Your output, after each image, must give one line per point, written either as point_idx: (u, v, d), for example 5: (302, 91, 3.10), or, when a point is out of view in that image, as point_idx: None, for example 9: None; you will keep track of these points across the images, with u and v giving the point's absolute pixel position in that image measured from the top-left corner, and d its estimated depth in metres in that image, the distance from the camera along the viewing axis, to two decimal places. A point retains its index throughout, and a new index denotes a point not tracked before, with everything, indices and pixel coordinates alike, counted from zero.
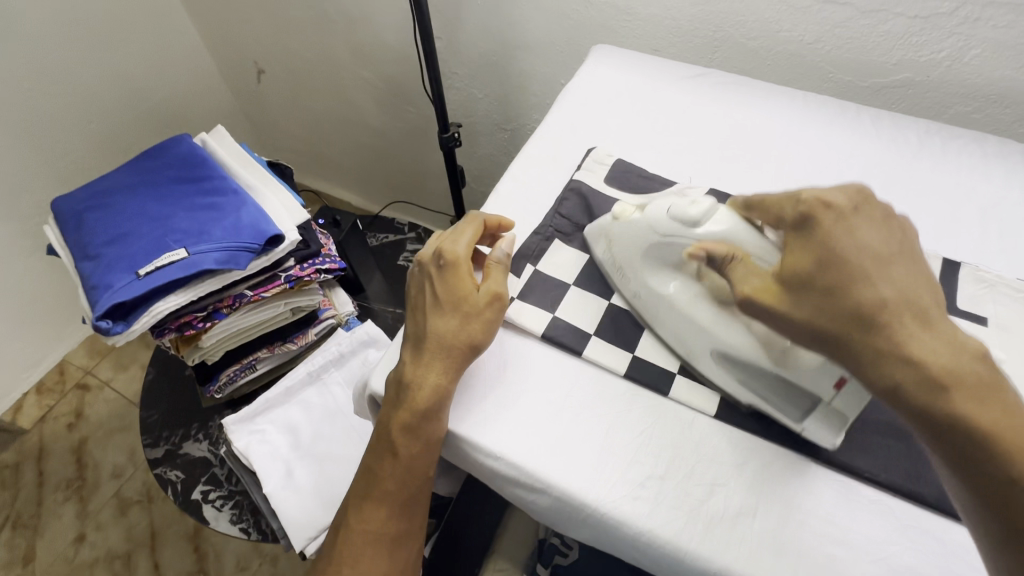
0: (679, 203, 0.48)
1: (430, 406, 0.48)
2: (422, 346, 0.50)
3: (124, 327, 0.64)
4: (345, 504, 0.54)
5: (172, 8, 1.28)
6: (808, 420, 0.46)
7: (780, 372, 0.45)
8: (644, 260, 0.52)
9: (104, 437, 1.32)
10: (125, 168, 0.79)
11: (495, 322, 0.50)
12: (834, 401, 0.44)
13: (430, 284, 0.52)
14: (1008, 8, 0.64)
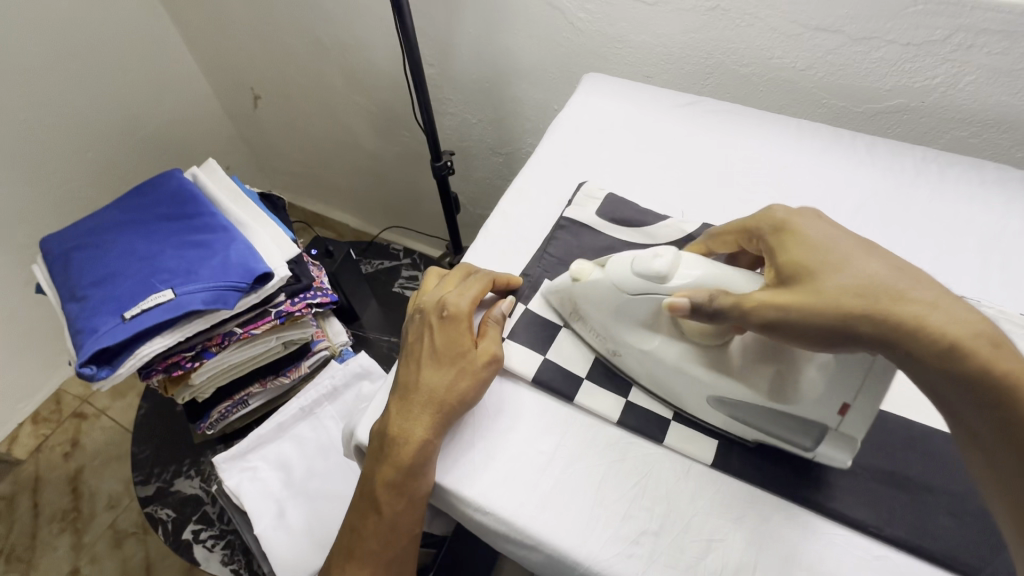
0: (641, 261, 0.46)
1: (416, 466, 0.46)
2: (414, 401, 0.48)
3: (109, 371, 0.63)
4: (329, 562, 0.53)
5: (168, 37, 1.29)
6: (817, 445, 0.44)
7: (782, 406, 0.44)
8: (619, 321, 0.49)
9: (101, 466, 1.31)
10: (115, 205, 0.79)
11: (489, 383, 0.49)
12: (841, 428, 0.43)
13: (429, 333, 0.51)
14: (1002, 35, 0.63)
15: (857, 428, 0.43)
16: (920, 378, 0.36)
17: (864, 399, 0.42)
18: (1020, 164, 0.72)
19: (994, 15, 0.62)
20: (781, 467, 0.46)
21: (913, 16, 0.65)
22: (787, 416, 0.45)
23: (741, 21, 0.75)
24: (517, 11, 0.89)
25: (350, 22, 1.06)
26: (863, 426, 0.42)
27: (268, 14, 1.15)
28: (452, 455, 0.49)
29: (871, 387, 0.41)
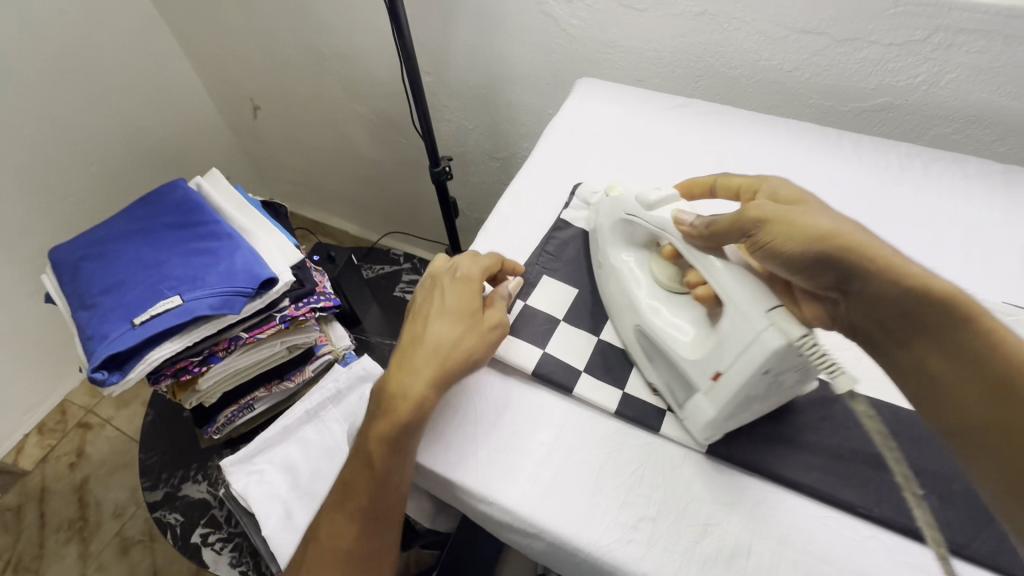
0: (645, 190, 0.53)
1: (415, 418, 0.47)
2: (416, 355, 0.49)
3: (119, 377, 0.64)
4: (319, 520, 0.54)
5: (169, 51, 1.31)
6: (688, 403, 0.48)
7: (676, 353, 0.48)
8: (614, 233, 0.57)
9: (107, 475, 1.32)
10: (121, 215, 0.81)
11: (491, 343, 0.51)
12: (707, 394, 0.46)
13: (440, 291, 0.53)
14: (980, 34, 0.65)
15: (715, 402, 0.45)
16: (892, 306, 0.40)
17: (730, 377, 0.43)
18: (1003, 159, 0.74)
19: (972, 15, 0.64)
20: (775, 452, 0.48)
21: (894, 17, 0.67)
22: (676, 365, 0.49)
23: (729, 25, 0.77)
24: (511, 20, 0.92)
25: (348, 33, 1.09)
26: (720, 402, 0.44)
27: (267, 27, 1.18)
28: (440, 439, 0.51)
29: (741, 371, 0.42)
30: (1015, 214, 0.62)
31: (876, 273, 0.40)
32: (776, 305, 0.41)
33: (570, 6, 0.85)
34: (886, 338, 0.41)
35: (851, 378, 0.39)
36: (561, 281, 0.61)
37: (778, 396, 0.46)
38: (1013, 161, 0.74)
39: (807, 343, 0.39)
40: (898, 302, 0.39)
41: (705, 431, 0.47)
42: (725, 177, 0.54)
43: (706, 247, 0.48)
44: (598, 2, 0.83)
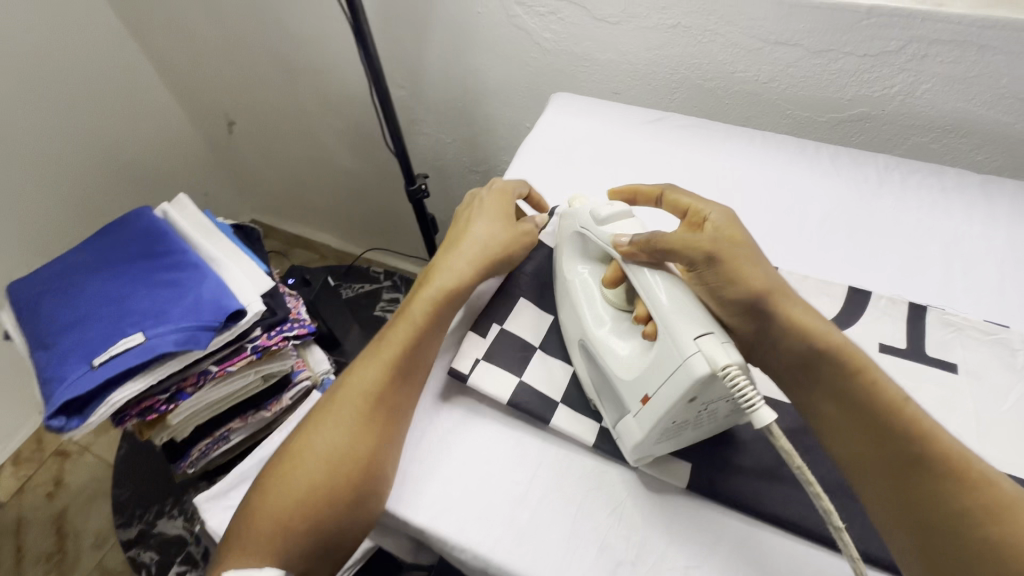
0: (598, 205, 0.52)
1: (452, 291, 0.54)
2: (461, 241, 0.57)
3: (79, 422, 0.62)
4: (303, 424, 0.51)
5: (140, 67, 1.27)
6: (620, 424, 0.47)
7: (613, 371, 0.47)
8: (568, 246, 0.56)
9: (87, 504, 1.21)
10: (83, 246, 0.78)
11: (519, 251, 0.58)
12: (637, 417, 0.45)
13: (480, 202, 0.60)
14: (953, 45, 0.64)
15: (643, 424, 0.44)
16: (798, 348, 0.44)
17: (657, 401, 0.42)
18: (980, 167, 0.74)
19: (946, 25, 0.63)
20: (756, 487, 0.47)
21: (868, 28, 0.66)
22: (612, 385, 0.48)
23: (703, 38, 0.76)
24: (484, 33, 0.90)
25: (320, 48, 1.06)
26: (647, 425, 0.43)
27: (239, 42, 1.15)
28: (405, 480, 0.49)
29: (667, 397, 0.41)
30: (994, 227, 0.61)
31: (784, 326, 0.44)
32: (705, 332, 0.40)
33: (542, 19, 0.84)
34: (786, 374, 0.46)
35: (770, 412, 0.38)
36: (538, 306, 0.59)
37: (710, 423, 0.46)
38: (990, 170, 0.73)
39: (731, 372, 0.38)
40: (798, 352, 0.44)
41: (635, 453, 0.46)
42: (673, 191, 0.53)
43: (647, 265, 0.46)
44: (571, 16, 0.81)
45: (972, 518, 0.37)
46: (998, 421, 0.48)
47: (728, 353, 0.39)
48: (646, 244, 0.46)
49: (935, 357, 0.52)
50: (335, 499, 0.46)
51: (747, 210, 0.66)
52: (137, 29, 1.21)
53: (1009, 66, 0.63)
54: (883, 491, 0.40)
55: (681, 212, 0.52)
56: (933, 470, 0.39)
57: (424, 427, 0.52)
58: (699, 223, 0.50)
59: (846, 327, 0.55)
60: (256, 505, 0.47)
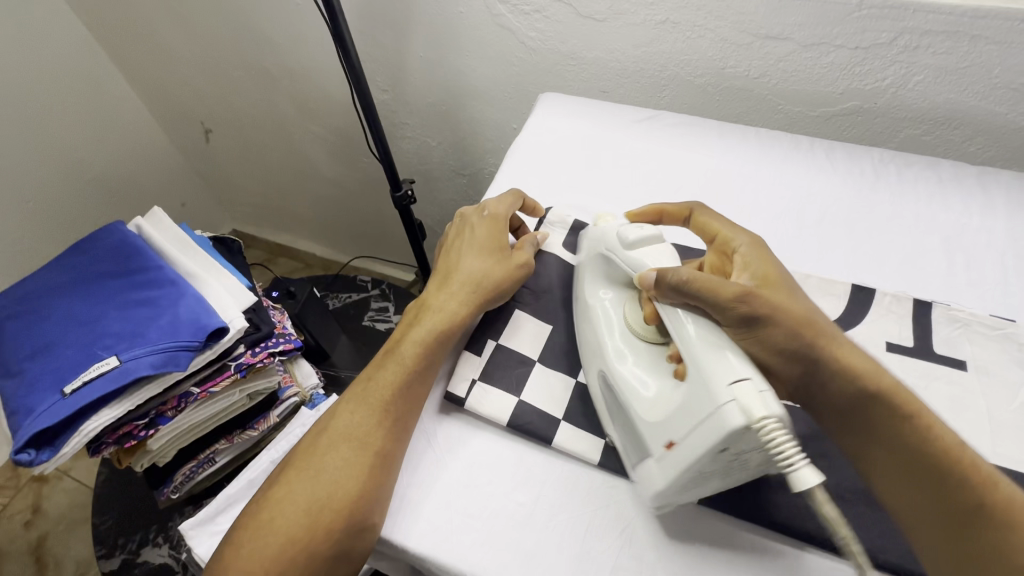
0: (626, 228, 0.49)
1: (443, 331, 0.52)
2: (453, 277, 0.54)
3: (50, 454, 0.58)
4: (282, 465, 0.49)
5: (109, 75, 1.22)
6: (641, 468, 0.44)
7: (636, 413, 0.45)
8: (593, 266, 0.54)
9: (67, 532, 1.14)
10: (51, 265, 0.74)
11: (513, 284, 0.55)
12: (659, 463, 0.42)
13: (472, 229, 0.57)
14: (945, 35, 0.63)
15: (665, 472, 0.41)
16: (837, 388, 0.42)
17: (685, 448, 0.39)
18: (973, 158, 0.73)
19: (937, 16, 0.62)
20: (770, 500, 0.45)
21: (859, 21, 0.65)
22: (632, 426, 0.46)
23: (691, 33, 0.74)
24: (467, 33, 0.87)
25: (298, 52, 1.03)
26: (671, 472, 0.40)
27: (212, 47, 1.11)
28: (405, 509, 0.46)
29: (696, 446, 0.38)
30: (993, 218, 0.61)
31: (829, 373, 0.42)
32: (740, 376, 0.37)
33: (527, 18, 0.81)
34: (828, 422, 0.44)
35: (814, 473, 0.35)
36: (535, 316, 0.57)
37: (737, 474, 0.42)
38: (983, 161, 0.73)
39: (767, 425, 0.35)
40: (848, 395, 0.42)
41: (656, 501, 0.43)
42: (703, 213, 0.52)
43: (678, 307, 0.44)
44: (556, 13, 0.79)
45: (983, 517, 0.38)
46: (1010, 419, 0.47)
47: (766, 404, 0.35)
48: (677, 288, 0.43)
49: (944, 355, 0.51)
50: (322, 553, 0.43)
51: (744, 209, 0.65)
52: (105, 36, 1.16)
53: (1001, 57, 0.63)
54: (903, 489, 0.40)
55: (709, 237, 0.51)
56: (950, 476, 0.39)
57: (422, 451, 0.49)
58: (728, 251, 0.49)
59: (852, 327, 0.53)
60: (232, 557, 0.44)
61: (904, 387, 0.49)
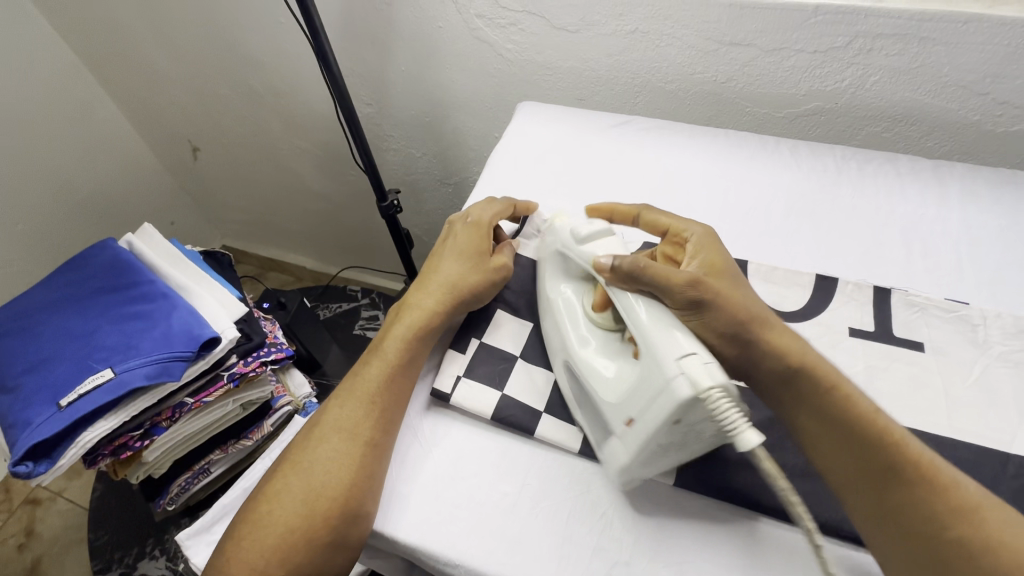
0: (579, 224, 0.53)
1: (421, 330, 0.54)
2: (432, 279, 0.57)
3: (48, 466, 0.59)
4: (274, 464, 0.51)
5: (97, 97, 1.24)
6: (607, 447, 0.47)
7: (597, 399, 0.47)
8: (551, 263, 0.56)
9: (61, 553, 1.13)
10: (44, 283, 0.75)
11: (494, 284, 0.57)
12: (621, 440, 0.44)
13: (454, 236, 0.60)
14: (896, 38, 0.67)
15: (628, 447, 0.43)
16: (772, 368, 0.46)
17: (643, 424, 0.42)
18: (931, 152, 0.77)
19: (887, 20, 0.66)
20: (742, 479, 0.48)
21: (817, 26, 0.69)
22: (590, 407, 0.49)
23: (661, 42, 0.77)
24: (446, 47, 0.90)
25: (283, 69, 1.06)
26: (633, 448, 0.43)
27: (198, 66, 1.13)
28: (393, 500, 0.48)
29: (651, 420, 0.41)
30: (948, 208, 0.64)
31: (766, 352, 0.46)
32: (687, 352, 0.40)
33: (503, 31, 0.85)
34: (766, 393, 0.47)
35: (756, 433, 0.38)
36: (517, 315, 0.59)
37: (696, 448, 0.45)
38: (940, 155, 0.77)
39: (713, 395, 0.38)
40: (778, 371, 0.46)
41: (621, 475, 0.45)
42: (650, 212, 0.56)
43: (631, 291, 0.46)
44: (532, 26, 0.82)
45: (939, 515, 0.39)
46: (967, 396, 0.50)
47: (711, 375, 0.38)
48: (630, 274, 0.46)
49: (903, 337, 0.54)
50: (319, 541, 0.45)
51: (714, 208, 0.68)
52: (91, 58, 1.18)
53: (949, 56, 0.67)
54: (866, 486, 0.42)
55: (659, 232, 0.55)
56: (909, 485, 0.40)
57: (409, 446, 0.51)
58: (680, 241, 0.54)
59: (816, 315, 0.56)
60: (233, 551, 0.46)
61: (866, 369, 0.52)
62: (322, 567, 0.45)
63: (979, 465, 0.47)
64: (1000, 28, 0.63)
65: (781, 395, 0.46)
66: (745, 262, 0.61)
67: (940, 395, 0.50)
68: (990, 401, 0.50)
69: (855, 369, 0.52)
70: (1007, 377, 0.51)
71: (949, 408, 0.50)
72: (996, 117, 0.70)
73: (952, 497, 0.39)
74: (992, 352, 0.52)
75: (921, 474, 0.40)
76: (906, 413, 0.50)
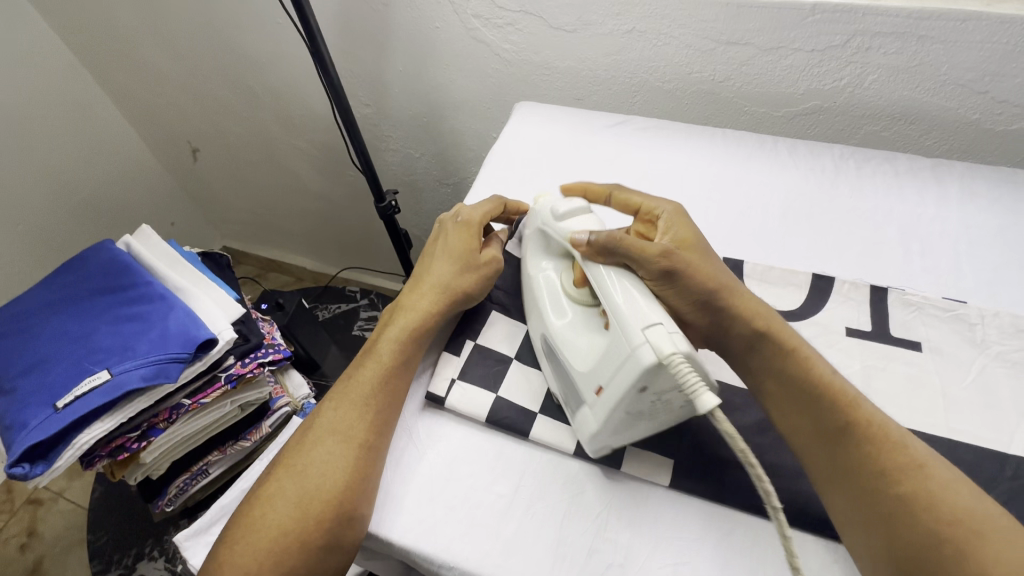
0: (557, 203, 0.52)
1: (414, 329, 0.54)
2: (425, 280, 0.56)
3: (44, 467, 0.59)
4: (269, 468, 0.51)
5: (96, 98, 1.24)
6: (579, 416, 0.47)
7: (571, 370, 0.47)
8: (533, 242, 0.56)
9: (62, 554, 1.13)
10: (42, 285, 0.75)
11: (486, 281, 0.57)
12: (593, 408, 0.45)
13: (445, 235, 0.59)
14: (894, 36, 0.67)
15: (598, 415, 0.44)
16: (740, 334, 0.47)
17: (611, 391, 0.43)
18: (930, 151, 0.77)
19: (885, 19, 0.65)
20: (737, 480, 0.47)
21: (814, 24, 0.68)
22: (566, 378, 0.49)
23: (658, 41, 0.77)
24: (443, 48, 0.90)
25: (282, 70, 1.06)
26: (602, 416, 0.44)
27: (197, 68, 1.13)
28: (388, 502, 0.48)
29: (619, 385, 0.42)
30: (946, 207, 0.64)
31: (733, 319, 0.47)
32: (653, 322, 0.40)
33: (500, 31, 0.84)
34: (736, 360, 0.49)
35: (712, 396, 0.37)
36: (511, 316, 0.59)
37: (667, 417, 0.45)
38: (939, 154, 0.76)
39: (675, 361, 0.38)
40: (745, 338, 0.47)
41: (592, 442, 0.46)
42: (622, 191, 0.54)
43: (604, 263, 0.47)
44: (528, 26, 0.82)
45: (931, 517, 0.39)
46: (965, 396, 0.50)
47: (674, 343, 0.39)
48: (605, 247, 0.46)
49: (900, 337, 0.53)
50: (314, 543, 0.45)
51: (712, 208, 0.68)
52: (90, 60, 1.19)
53: (947, 55, 0.66)
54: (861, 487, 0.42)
55: (632, 211, 0.54)
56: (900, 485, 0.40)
57: (403, 448, 0.51)
58: (652, 219, 0.53)
59: (813, 314, 0.56)
60: (227, 554, 0.46)
61: (863, 369, 0.52)
62: (317, 568, 0.45)
63: (977, 466, 0.47)
64: (999, 26, 0.62)
65: (751, 360, 0.48)
66: (742, 261, 0.60)
67: (937, 394, 0.50)
68: (988, 401, 0.49)
69: (851, 370, 0.52)
70: (1005, 377, 0.50)
71: (946, 408, 0.49)
72: (996, 115, 0.70)
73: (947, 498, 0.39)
74: (989, 351, 0.52)
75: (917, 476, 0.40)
76: (903, 413, 0.49)
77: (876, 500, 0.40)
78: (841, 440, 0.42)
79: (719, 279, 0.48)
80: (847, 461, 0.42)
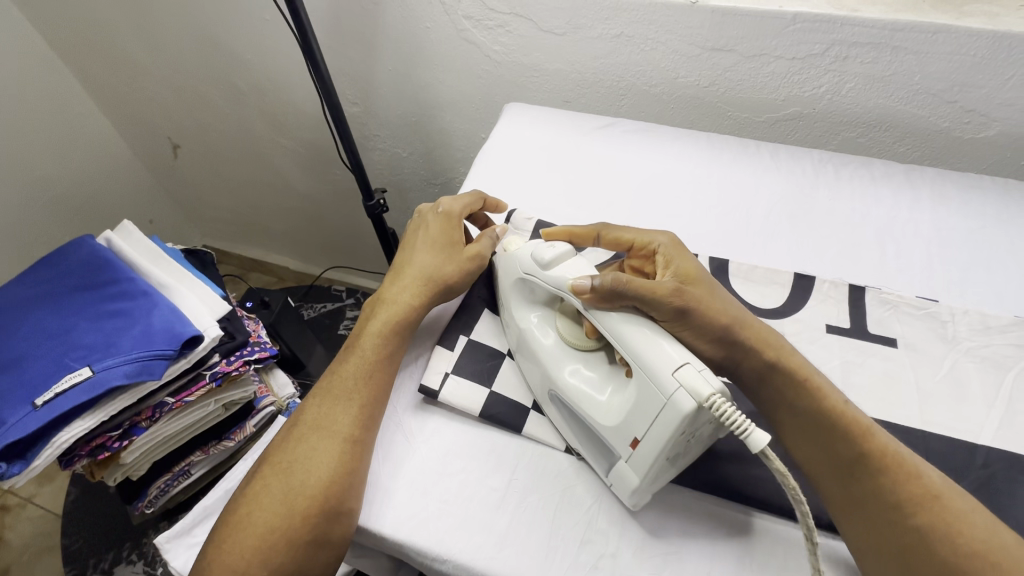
0: (540, 249, 0.52)
1: (399, 320, 0.54)
2: (408, 271, 0.57)
3: (22, 467, 0.58)
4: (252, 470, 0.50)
5: (72, 92, 1.21)
6: (613, 470, 0.47)
7: (592, 422, 0.48)
8: (514, 291, 0.55)
9: (29, 562, 1.08)
10: (20, 280, 0.73)
11: (471, 273, 0.58)
12: (630, 462, 0.44)
13: (426, 227, 0.60)
14: (870, 46, 0.69)
15: (638, 468, 0.43)
16: (754, 369, 0.48)
17: (649, 443, 0.42)
18: (903, 158, 0.80)
19: (862, 29, 0.68)
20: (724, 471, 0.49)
21: (795, 33, 0.71)
22: (587, 433, 0.49)
23: (645, 46, 0.79)
24: (433, 48, 0.91)
25: (268, 66, 1.04)
26: (643, 469, 0.43)
27: (181, 63, 1.11)
28: (380, 495, 0.48)
29: (657, 437, 0.41)
30: (919, 210, 0.67)
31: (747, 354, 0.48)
32: (681, 363, 0.41)
33: (490, 32, 0.85)
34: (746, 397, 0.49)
35: (763, 433, 0.38)
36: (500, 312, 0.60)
37: (695, 449, 0.45)
38: (911, 160, 0.80)
39: (716, 402, 0.38)
40: (756, 372, 0.48)
41: (632, 498, 0.45)
42: (611, 230, 0.56)
43: (613, 310, 0.47)
44: (518, 28, 0.83)
45: (904, 507, 0.41)
46: (940, 390, 0.52)
47: (708, 382, 0.39)
48: (611, 292, 0.46)
49: (877, 334, 0.56)
50: (300, 539, 0.45)
51: (697, 209, 0.69)
52: (67, 52, 1.16)
53: (919, 65, 0.69)
54: (847, 479, 0.44)
55: (624, 247, 0.56)
56: (872, 473, 0.43)
57: (396, 441, 0.51)
58: (648, 253, 0.54)
59: (796, 311, 0.58)
60: (216, 554, 0.46)
61: (843, 363, 0.54)
62: (305, 564, 0.45)
63: (949, 455, 0.49)
64: (967, 38, 0.65)
65: (761, 394, 0.49)
66: (726, 261, 0.62)
67: (912, 388, 0.52)
68: (959, 394, 0.52)
69: (832, 364, 0.54)
70: (975, 370, 0.53)
71: (920, 401, 0.52)
72: (963, 124, 0.73)
73: (913, 487, 0.42)
74: (960, 347, 0.54)
75: (887, 463, 0.43)
76: (879, 406, 0.52)
77: (857, 487, 0.43)
78: (827, 431, 0.45)
79: (735, 317, 0.49)
80: (832, 450, 0.44)
